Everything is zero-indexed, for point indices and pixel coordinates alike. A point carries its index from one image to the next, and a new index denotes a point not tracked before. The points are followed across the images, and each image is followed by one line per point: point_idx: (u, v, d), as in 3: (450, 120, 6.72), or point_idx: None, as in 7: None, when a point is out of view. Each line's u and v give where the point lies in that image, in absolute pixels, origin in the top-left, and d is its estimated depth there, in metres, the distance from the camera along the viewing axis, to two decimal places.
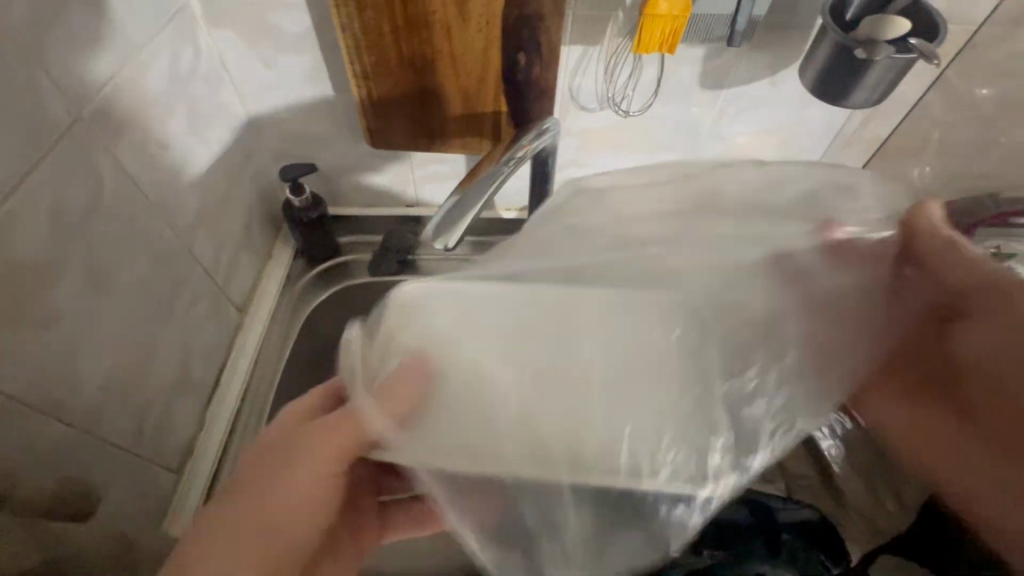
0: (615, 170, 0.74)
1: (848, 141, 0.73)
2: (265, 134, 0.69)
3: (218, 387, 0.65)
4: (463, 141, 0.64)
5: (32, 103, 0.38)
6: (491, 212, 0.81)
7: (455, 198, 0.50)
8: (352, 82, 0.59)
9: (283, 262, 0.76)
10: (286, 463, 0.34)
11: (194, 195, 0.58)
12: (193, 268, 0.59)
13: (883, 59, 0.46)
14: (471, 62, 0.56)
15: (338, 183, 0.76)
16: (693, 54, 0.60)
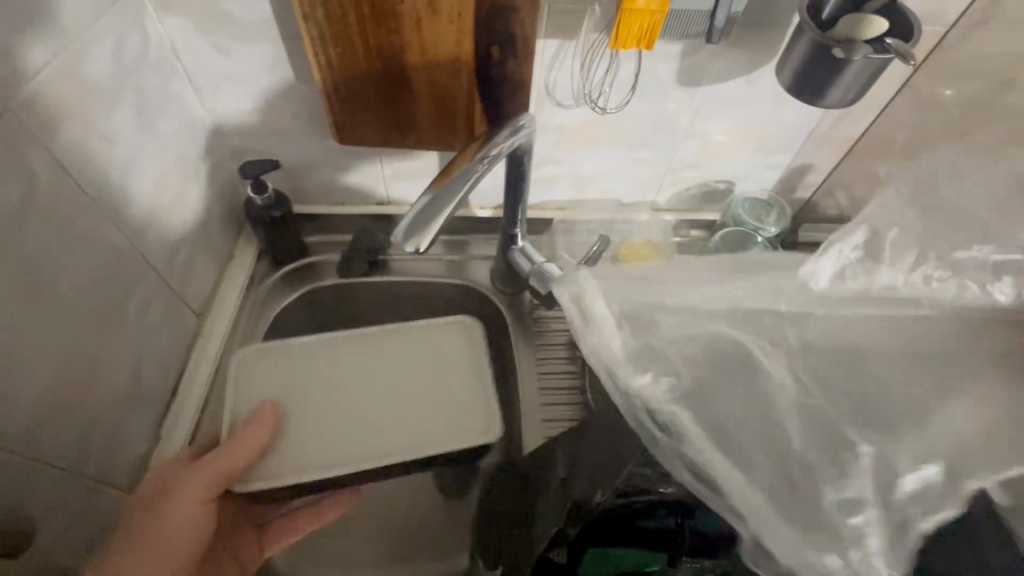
0: (591, 168, 0.73)
1: (820, 140, 0.73)
2: (224, 128, 0.65)
3: (175, 399, 0.61)
4: (435, 138, 0.62)
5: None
6: (465, 211, 0.78)
7: (426, 198, 0.48)
8: (317, 75, 0.56)
9: (245, 263, 0.73)
10: (181, 482, 0.47)
11: (146, 196, 0.54)
12: (146, 273, 0.55)
13: (859, 59, 0.46)
14: (442, 55, 0.54)
15: (304, 180, 0.73)
16: (670, 51, 0.59)
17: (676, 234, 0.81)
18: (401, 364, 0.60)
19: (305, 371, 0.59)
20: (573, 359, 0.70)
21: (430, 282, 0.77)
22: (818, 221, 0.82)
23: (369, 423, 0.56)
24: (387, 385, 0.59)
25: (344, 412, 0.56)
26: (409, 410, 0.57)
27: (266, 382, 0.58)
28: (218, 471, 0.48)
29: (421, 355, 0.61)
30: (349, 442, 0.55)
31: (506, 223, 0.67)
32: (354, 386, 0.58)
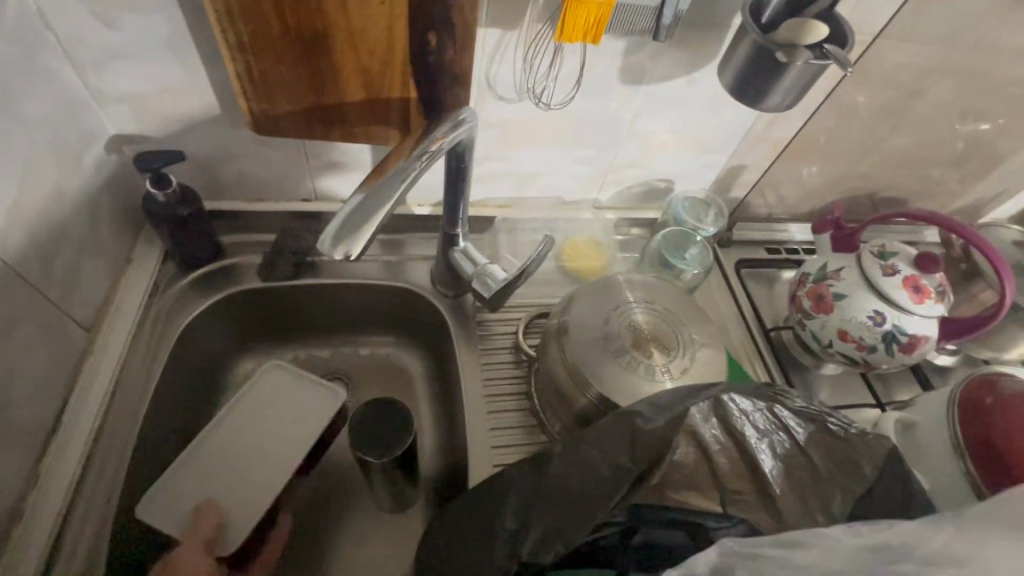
0: (534, 166, 0.71)
1: (753, 141, 0.75)
2: (113, 112, 0.55)
3: (58, 430, 0.52)
4: (367, 131, 0.57)
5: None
6: (401, 209, 0.72)
7: (360, 195, 0.43)
8: (225, 56, 0.48)
9: (146, 267, 0.64)
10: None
11: (9, 192, 0.45)
12: (9, 284, 0.46)
13: (801, 64, 0.47)
14: (373, 41, 0.49)
15: (215, 174, 0.64)
16: (615, 47, 0.57)
17: (618, 232, 0.81)
18: (250, 421, 0.61)
19: (183, 495, 0.56)
20: (518, 363, 0.68)
21: (364, 284, 0.72)
22: (750, 219, 0.85)
23: (256, 484, 0.57)
24: (249, 444, 0.60)
25: (237, 494, 0.56)
26: (280, 452, 0.59)
27: (174, 513, 0.54)
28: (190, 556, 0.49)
29: (279, 410, 0.62)
30: (253, 503, 0.56)
31: (447, 223, 0.63)
32: (242, 456, 0.59)
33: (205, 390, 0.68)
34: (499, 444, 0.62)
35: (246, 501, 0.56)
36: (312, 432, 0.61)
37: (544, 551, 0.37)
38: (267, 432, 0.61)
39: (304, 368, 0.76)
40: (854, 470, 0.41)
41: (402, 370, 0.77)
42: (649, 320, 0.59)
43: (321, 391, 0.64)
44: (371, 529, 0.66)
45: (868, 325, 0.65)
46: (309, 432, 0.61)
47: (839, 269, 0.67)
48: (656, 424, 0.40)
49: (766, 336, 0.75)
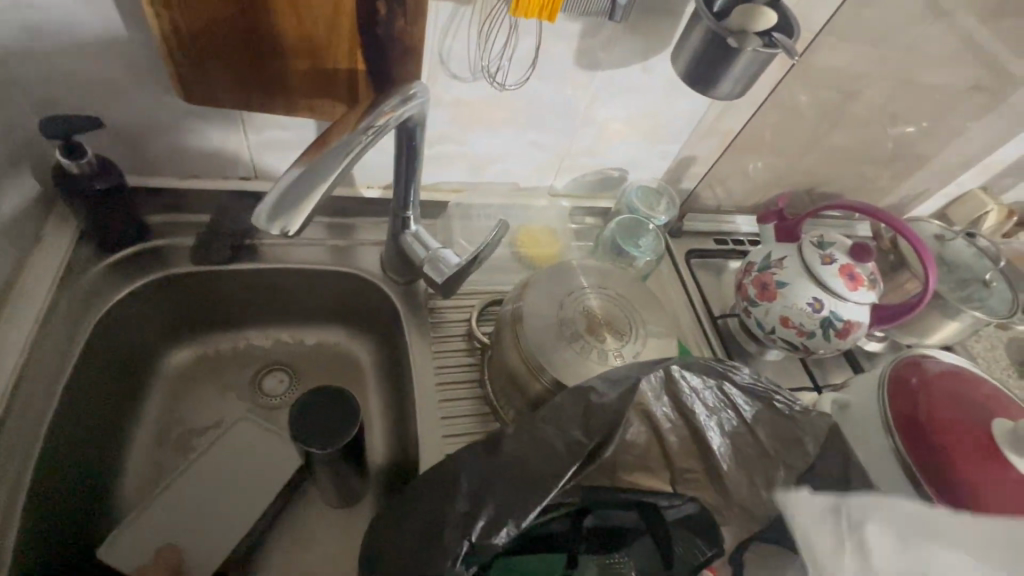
0: (488, 150, 0.69)
1: (704, 134, 0.76)
2: (15, 69, 0.49)
3: None
4: (312, 103, 0.54)
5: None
6: (347, 190, 0.69)
7: (298, 170, 0.40)
8: (148, 11, 0.44)
9: (58, 247, 0.57)
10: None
11: None
12: None
13: (751, 51, 0.47)
14: (316, 4, 0.46)
15: (140, 146, 0.59)
16: (571, 30, 0.57)
17: (572, 221, 0.81)
18: (217, 468, 0.61)
19: (147, 536, 0.56)
20: (471, 351, 0.67)
21: (308, 270, 0.68)
22: (699, 210, 0.87)
23: (223, 528, 0.57)
24: (214, 487, 0.60)
25: (203, 536, 0.56)
26: (247, 497, 0.59)
27: (137, 552, 0.55)
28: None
29: (247, 454, 0.62)
30: (216, 546, 0.56)
31: (396, 205, 0.61)
32: (207, 500, 0.59)
33: (129, 383, 0.63)
34: (451, 435, 0.60)
35: (209, 545, 0.56)
36: (280, 477, 0.61)
37: (495, 533, 0.36)
38: (234, 476, 0.61)
39: (242, 359, 0.71)
40: (791, 447, 0.42)
41: (350, 360, 0.74)
42: (603, 306, 0.59)
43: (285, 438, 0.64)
44: (312, 530, 0.63)
45: (808, 311, 0.67)
46: (277, 479, 0.61)
47: (782, 258, 0.70)
48: (609, 399, 0.40)
49: (714, 323, 0.77)
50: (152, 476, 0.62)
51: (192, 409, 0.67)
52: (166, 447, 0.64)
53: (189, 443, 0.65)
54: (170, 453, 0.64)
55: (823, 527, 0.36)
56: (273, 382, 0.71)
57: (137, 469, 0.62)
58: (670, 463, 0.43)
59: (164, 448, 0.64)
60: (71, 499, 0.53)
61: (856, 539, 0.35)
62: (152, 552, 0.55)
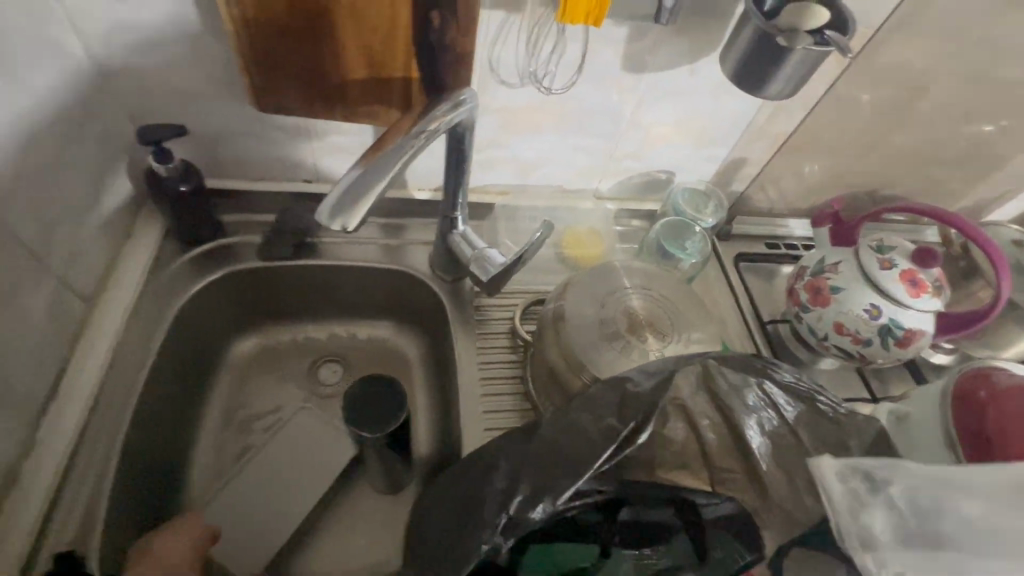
0: (534, 153, 0.71)
1: (756, 135, 0.75)
2: (118, 84, 0.56)
3: (56, 399, 0.52)
4: (369, 110, 0.57)
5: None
6: (401, 192, 0.73)
7: (357, 171, 0.43)
8: (229, 28, 0.49)
9: (147, 241, 0.64)
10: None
11: (13, 158, 0.45)
12: (12, 249, 0.46)
13: (801, 50, 0.47)
14: (375, 17, 0.49)
15: (217, 151, 0.64)
16: (617, 34, 0.58)
17: (616, 223, 0.81)
18: (281, 453, 0.68)
19: (225, 513, 0.63)
20: (514, 348, 0.69)
21: (362, 267, 0.72)
22: (750, 213, 0.85)
23: (286, 513, 0.63)
24: (281, 471, 0.66)
25: (271, 517, 0.63)
26: (309, 482, 0.65)
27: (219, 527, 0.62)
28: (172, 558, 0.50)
29: (308, 443, 0.68)
30: (282, 525, 0.63)
31: (445, 207, 0.64)
32: (275, 483, 0.65)
33: (202, 367, 0.69)
34: (492, 428, 0.62)
35: (276, 524, 0.63)
36: (337, 465, 0.67)
37: (532, 507, 0.37)
38: (297, 463, 0.67)
39: (301, 350, 0.75)
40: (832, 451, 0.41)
41: (399, 354, 0.77)
42: (645, 306, 0.59)
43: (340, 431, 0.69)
44: (359, 513, 0.66)
45: (864, 317, 0.65)
46: (334, 467, 0.67)
47: (837, 262, 0.67)
48: (644, 387, 0.42)
49: (763, 329, 0.75)
50: (217, 457, 0.67)
51: (254, 394, 0.72)
52: (231, 429, 0.69)
53: (250, 426, 0.69)
54: (233, 435, 0.68)
55: (846, 485, 0.37)
56: (328, 373, 0.75)
57: (204, 447, 0.67)
58: (708, 463, 0.43)
59: (229, 429, 0.69)
60: (153, 470, 0.59)
61: (879, 498, 0.36)
62: (230, 529, 0.62)
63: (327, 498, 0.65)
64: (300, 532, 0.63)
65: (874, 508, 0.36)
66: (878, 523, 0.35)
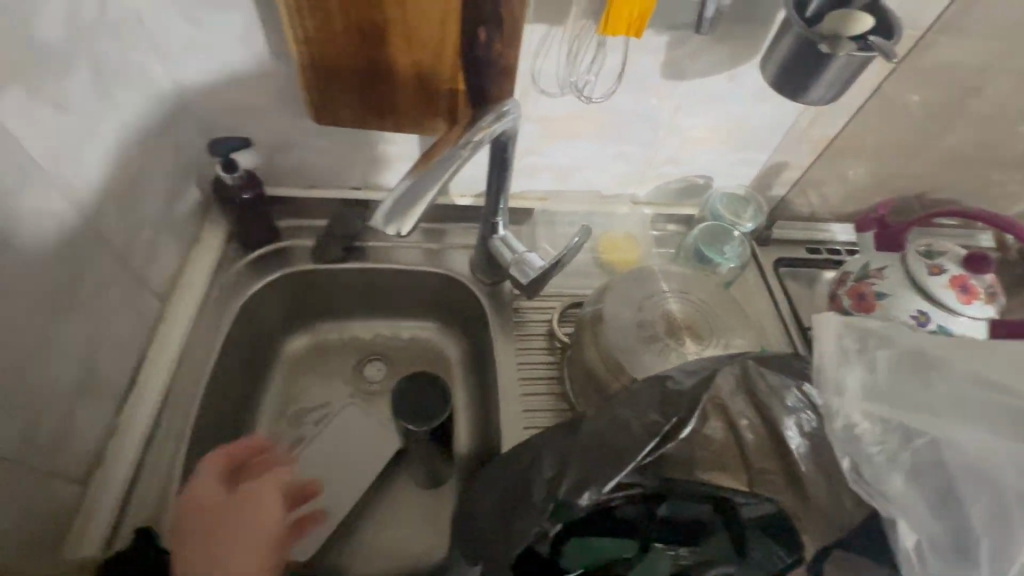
0: (572, 159, 0.73)
1: (797, 139, 0.74)
2: (191, 100, 0.61)
3: (134, 388, 0.57)
4: (417, 121, 0.60)
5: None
6: (444, 198, 0.76)
7: (410, 179, 0.46)
8: (294, 48, 0.52)
9: (213, 245, 0.69)
10: (240, 536, 0.46)
11: (105, 169, 0.50)
12: (102, 252, 0.51)
13: (843, 56, 0.47)
14: (426, 34, 0.52)
15: (276, 161, 0.69)
16: (657, 43, 0.59)
17: (654, 228, 0.82)
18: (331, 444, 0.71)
19: None
20: (552, 350, 0.71)
21: (407, 270, 0.75)
22: (791, 218, 0.85)
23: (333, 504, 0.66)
24: (330, 463, 0.70)
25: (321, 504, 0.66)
26: (356, 473, 0.69)
27: None
28: (210, 496, 0.48)
29: (356, 437, 0.72)
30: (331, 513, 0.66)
31: (486, 211, 0.66)
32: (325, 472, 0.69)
33: (259, 363, 0.73)
34: (530, 427, 0.64)
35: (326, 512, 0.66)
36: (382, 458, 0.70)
37: (578, 495, 0.39)
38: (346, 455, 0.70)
39: (348, 348, 0.79)
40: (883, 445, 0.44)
41: (440, 354, 0.80)
42: (683, 309, 0.60)
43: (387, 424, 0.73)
44: (402, 504, 0.69)
45: (912, 323, 0.63)
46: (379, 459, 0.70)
47: (882, 268, 0.66)
48: (686, 385, 0.44)
49: (804, 335, 0.74)
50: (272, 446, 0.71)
51: (305, 388, 0.76)
52: (285, 422, 0.73)
53: (301, 419, 0.73)
54: (286, 427, 0.72)
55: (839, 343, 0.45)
56: (373, 370, 0.79)
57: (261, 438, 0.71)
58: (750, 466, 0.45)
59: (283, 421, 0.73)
60: None
61: (863, 358, 0.44)
62: None
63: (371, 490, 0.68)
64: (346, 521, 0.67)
65: (849, 365, 0.44)
66: (852, 381, 0.43)
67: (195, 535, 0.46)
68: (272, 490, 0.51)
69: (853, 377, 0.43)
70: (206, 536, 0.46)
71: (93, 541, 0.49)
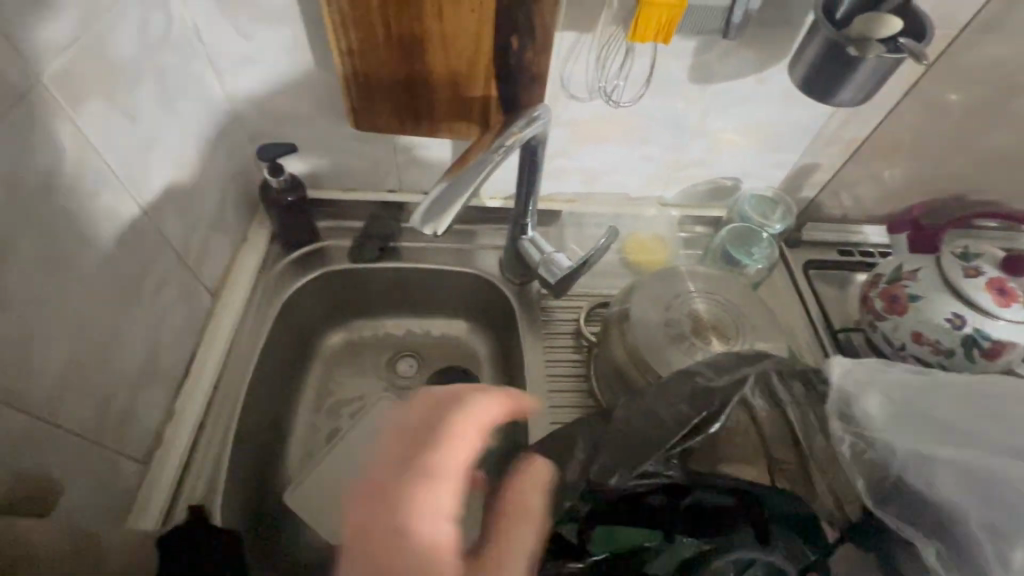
0: (600, 162, 0.74)
1: (828, 140, 0.74)
2: (242, 109, 0.65)
3: (188, 377, 0.61)
4: (451, 126, 0.63)
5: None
6: (474, 201, 0.79)
7: (445, 183, 0.49)
8: (337, 60, 0.56)
9: (259, 244, 0.73)
10: (512, 519, 0.33)
11: (166, 173, 0.54)
12: (163, 249, 0.55)
13: (873, 58, 0.47)
14: (461, 44, 0.55)
15: (318, 165, 0.73)
16: (685, 47, 0.60)
17: (682, 230, 0.82)
18: (365, 436, 0.72)
19: (317, 488, 0.68)
20: (579, 348, 0.72)
21: (439, 269, 0.78)
22: (822, 220, 0.84)
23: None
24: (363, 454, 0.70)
25: None
26: None
27: (308, 501, 0.67)
28: (443, 496, 0.30)
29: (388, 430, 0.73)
30: None
31: (516, 213, 0.68)
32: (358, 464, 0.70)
33: (300, 357, 0.77)
34: (557, 422, 0.66)
35: None
36: None
37: (607, 478, 0.43)
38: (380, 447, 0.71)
39: (382, 344, 0.83)
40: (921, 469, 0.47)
41: (470, 351, 0.82)
42: (710, 309, 0.61)
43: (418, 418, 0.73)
44: None
45: (946, 327, 0.62)
46: None
47: (915, 269, 0.66)
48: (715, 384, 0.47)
49: (834, 337, 0.74)
50: (311, 436, 0.74)
51: (342, 382, 0.79)
52: (323, 413, 0.76)
53: (338, 411, 0.77)
54: (325, 418, 0.76)
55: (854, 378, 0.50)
56: (405, 366, 0.82)
57: (300, 428, 0.74)
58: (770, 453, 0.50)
59: (321, 413, 0.76)
60: (262, 444, 0.67)
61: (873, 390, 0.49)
62: (320, 503, 0.67)
63: None
64: None
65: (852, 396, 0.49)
66: (862, 409, 0.49)
67: (423, 539, 0.28)
68: (535, 488, 0.34)
69: (853, 406, 0.49)
70: (456, 557, 0.29)
71: (152, 516, 0.52)
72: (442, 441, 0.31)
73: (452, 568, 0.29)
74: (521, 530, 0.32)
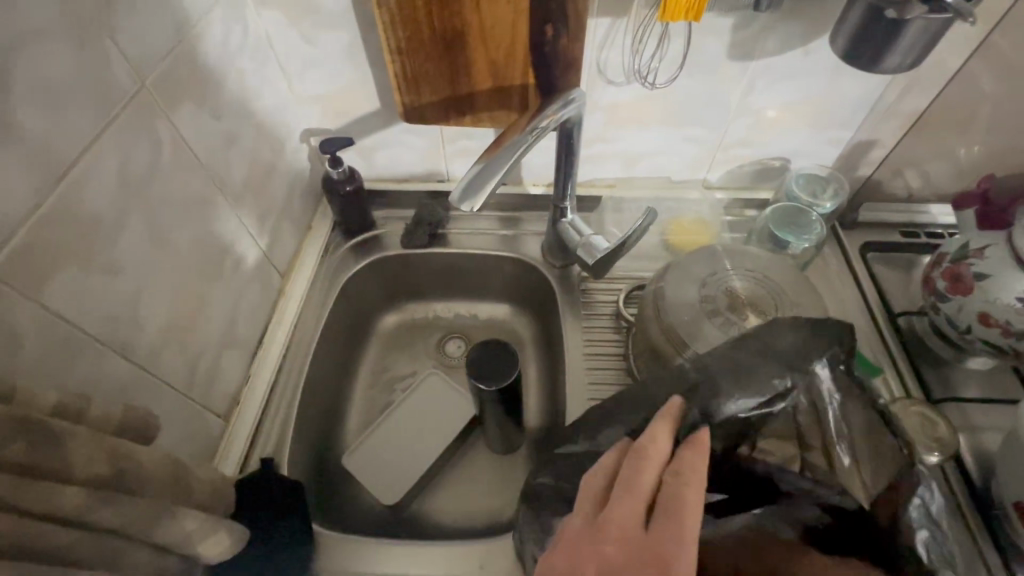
0: (641, 146, 0.75)
1: (883, 115, 0.71)
2: (307, 109, 0.73)
3: (262, 346, 0.69)
4: (492, 115, 0.67)
5: (83, 59, 0.40)
6: (517, 187, 0.82)
7: (481, 164, 0.52)
8: (387, 58, 0.61)
9: (323, 231, 0.81)
10: (682, 512, 0.37)
11: (243, 167, 0.62)
12: (241, 234, 0.63)
13: (915, 18, 0.46)
14: (499, 35, 0.59)
15: (374, 159, 0.80)
16: (722, 25, 0.60)
17: (728, 213, 0.82)
18: (414, 409, 0.76)
19: (371, 455, 0.72)
20: (618, 329, 0.74)
21: (485, 253, 0.82)
22: (883, 200, 0.80)
23: (415, 459, 0.72)
24: (414, 426, 0.74)
25: (404, 456, 0.72)
26: (437, 434, 0.74)
27: (363, 467, 0.72)
28: (634, 503, 0.38)
29: (433, 404, 0.76)
30: (414, 468, 0.71)
31: (556, 195, 0.70)
32: (407, 434, 0.74)
33: (358, 335, 0.84)
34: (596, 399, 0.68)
35: (409, 467, 0.72)
36: (459, 422, 0.74)
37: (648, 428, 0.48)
38: (432, 419, 0.75)
39: (432, 326, 0.88)
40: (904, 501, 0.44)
41: (515, 333, 0.86)
42: (748, 287, 0.60)
43: (462, 393, 0.76)
44: (475, 466, 0.76)
45: (1017, 307, 0.57)
46: (457, 423, 0.74)
47: (983, 248, 0.60)
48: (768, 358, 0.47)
49: (893, 322, 0.70)
50: (367, 407, 0.81)
51: (395, 359, 0.85)
52: (378, 387, 0.82)
53: (392, 386, 0.83)
54: (380, 392, 0.82)
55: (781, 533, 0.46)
56: (453, 346, 0.86)
57: (358, 400, 0.81)
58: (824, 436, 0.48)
59: (376, 387, 0.82)
60: (324, 411, 0.75)
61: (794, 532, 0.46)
62: (373, 468, 0.71)
63: (452, 452, 0.75)
64: (428, 476, 0.73)
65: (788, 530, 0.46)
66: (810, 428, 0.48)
67: (619, 543, 0.36)
68: (694, 461, 0.40)
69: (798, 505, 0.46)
70: (641, 550, 0.36)
71: (232, 463, 0.60)
72: (631, 464, 0.41)
73: (644, 559, 0.35)
74: (690, 522, 0.36)
